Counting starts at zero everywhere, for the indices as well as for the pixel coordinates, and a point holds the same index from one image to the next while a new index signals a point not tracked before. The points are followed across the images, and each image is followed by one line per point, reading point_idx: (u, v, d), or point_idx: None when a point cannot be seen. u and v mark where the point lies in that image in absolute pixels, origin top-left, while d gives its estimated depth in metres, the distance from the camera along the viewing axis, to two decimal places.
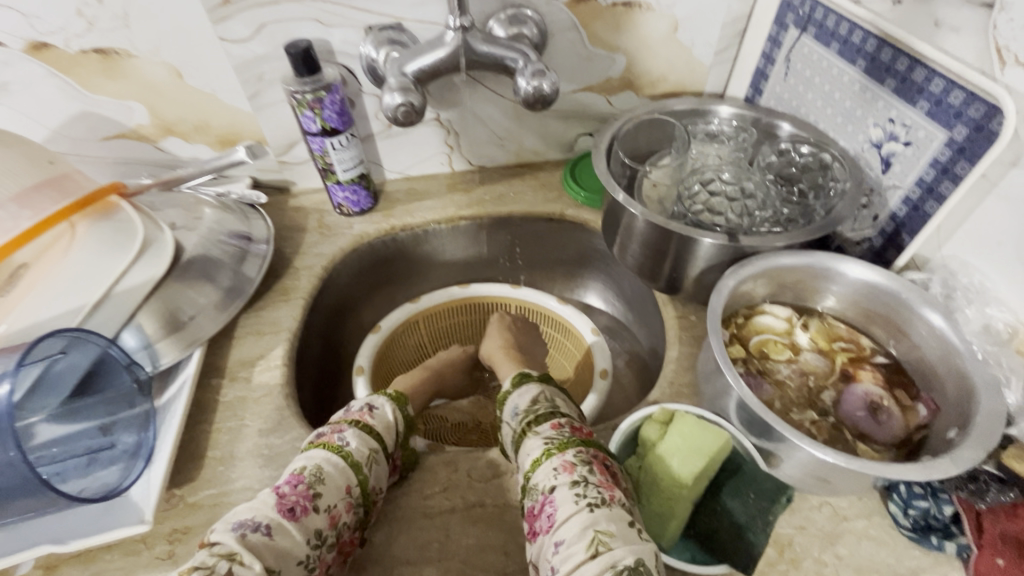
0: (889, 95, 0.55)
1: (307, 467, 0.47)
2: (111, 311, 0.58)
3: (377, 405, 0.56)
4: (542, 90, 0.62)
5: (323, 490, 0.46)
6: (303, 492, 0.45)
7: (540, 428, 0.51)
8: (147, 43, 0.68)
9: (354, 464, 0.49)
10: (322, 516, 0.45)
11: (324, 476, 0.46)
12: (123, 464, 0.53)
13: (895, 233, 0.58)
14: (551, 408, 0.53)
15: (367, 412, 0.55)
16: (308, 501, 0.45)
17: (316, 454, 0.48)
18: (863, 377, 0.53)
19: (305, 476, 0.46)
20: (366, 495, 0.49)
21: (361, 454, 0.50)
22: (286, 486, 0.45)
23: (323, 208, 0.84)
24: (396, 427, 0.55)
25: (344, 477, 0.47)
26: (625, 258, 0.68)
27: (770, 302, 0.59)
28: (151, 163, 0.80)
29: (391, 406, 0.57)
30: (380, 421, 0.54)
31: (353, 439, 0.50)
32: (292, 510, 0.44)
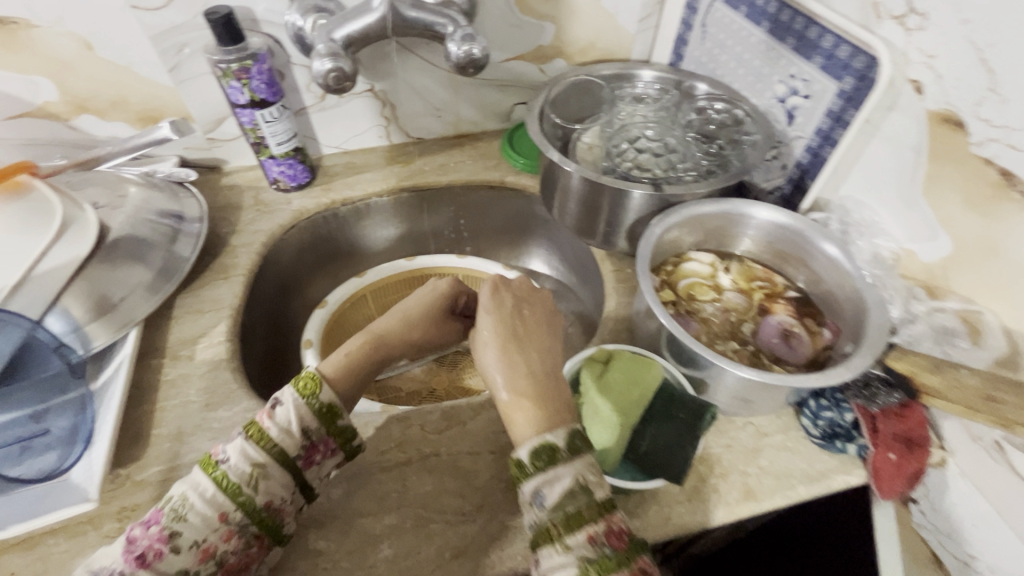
0: (789, 52, 0.61)
1: (172, 500, 0.44)
2: (33, 293, 0.55)
3: (285, 399, 0.47)
4: (473, 54, 0.64)
5: (181, 528, 0.42)
6: (157, 534, 0.42)
7: (573, 539, 0.40)
8: (49, 12, 0.64)
9: (229, 489, 0.44)
10: (188, 555, 0.42)
11: (184, 512, 0.43)
12: (59, 449, 0.51)
13: (800, 179, 0.64)
14: (590, 503, 0.42)
15: (266, 413, 0.47)
16: (162, 544, 0.42)
17: (191, 477, 0.45)
18: (777, 310, 0.59)
19: (162, 515, 0.43)
20: (255, 514, 0.44)
21: (241, 475, 0.44)
22: (140, 529, 0.43)
23: (259, 185, 0.82)
24: (302, 428, 0.46)
25: (213, 506, 0.43)
26: (564, 217, 0.71)
27: (695, 250, 0.64)
28: (64, 143, 0.75)
29: (297, 402, 0.47)
30: (280, 423, 0.46)
31: (234, 454, 0.45)
32: (142, 557, 0.41)
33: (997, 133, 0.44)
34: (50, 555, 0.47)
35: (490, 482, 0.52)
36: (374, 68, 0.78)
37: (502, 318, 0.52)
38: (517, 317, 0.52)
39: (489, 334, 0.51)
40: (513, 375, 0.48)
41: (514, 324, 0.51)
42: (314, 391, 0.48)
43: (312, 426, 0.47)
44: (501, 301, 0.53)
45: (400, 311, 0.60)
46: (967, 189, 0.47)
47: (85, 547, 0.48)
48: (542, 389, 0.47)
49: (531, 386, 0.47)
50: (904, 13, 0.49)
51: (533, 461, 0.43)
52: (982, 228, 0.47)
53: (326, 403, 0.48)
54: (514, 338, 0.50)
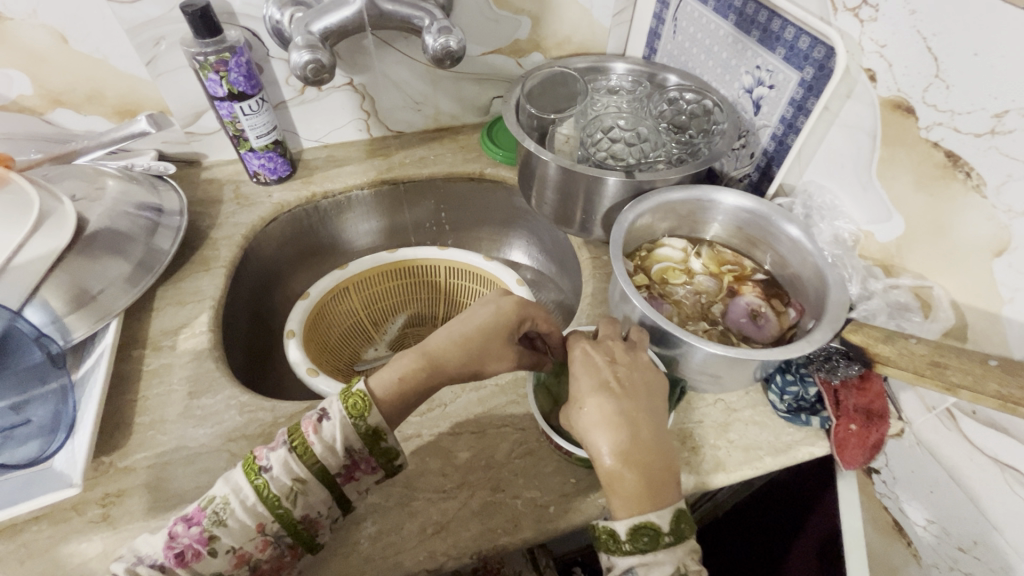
0: (755, 44, 0.63)
1: (214, 500, 0.45)
2: (12, 285, 0.55)
3: (334, 414, 0.47)
4: (450, 46, 0.65)
5: (219, 533, 0.44)
6: (197, 536, 0.43)
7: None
8: (22, 5, 0.63)
9: (269, 498, 0.44)
10: (226, 557, 0.44)
11: (224, 517, 0.44)
12: (40, 438, 0.52)
13: (767, 166, 0.67)
14: None
15: (314, 425, 0.46)
16: (202, 545, 0.43)
17: (232, 479, 0.45)
18: (746, 291, 0.62)
19: (204, 516, 0.44)
20: (291, 525, 0.45)
21: (280, 488, 0.44)
22: (182, 525, 0.44)
23: (239, 179, 0.82)
24: (343, 449, 0.46)
25: (252, 516, 0.44)
26: (542, 206, 0.73)
27: (668, 236, 0.66)
28: (39, 138, 0.75)
29: (343, 423, 0.46)
30: (325, 442, 0.46)
31: (277, 464, 0.45)
32: (181, 556, 0.43)
33: (942, 117, 0.47)
34: (35, 541, 0.48)
35: (471, 461, 0.54)
36: (352, 61, 0.78)
37: (601, 380, 0.48)
38: (615, 375, 0.49)
39: (586, 396, 0.48)
40: (618, 444, 0.45)
41: (611, 384, 0.48)
42: (363, 413, 0.47)
43: (355, 445, 0.47)
44: (594, 362, 0.50)
45: (459, 331, 0.53)
46: (918, 171, 0.50)
47: (70, 532, 0.48)
48: (646, 461, 0.45)
49: (636, 457, 0.45)
50: (857, 6, 0.51)
51: (631, 536, 0.43)
52: (931, 208, 0.50)
53: (373, 426, 0.47)
54: (619, 402, 0.47)
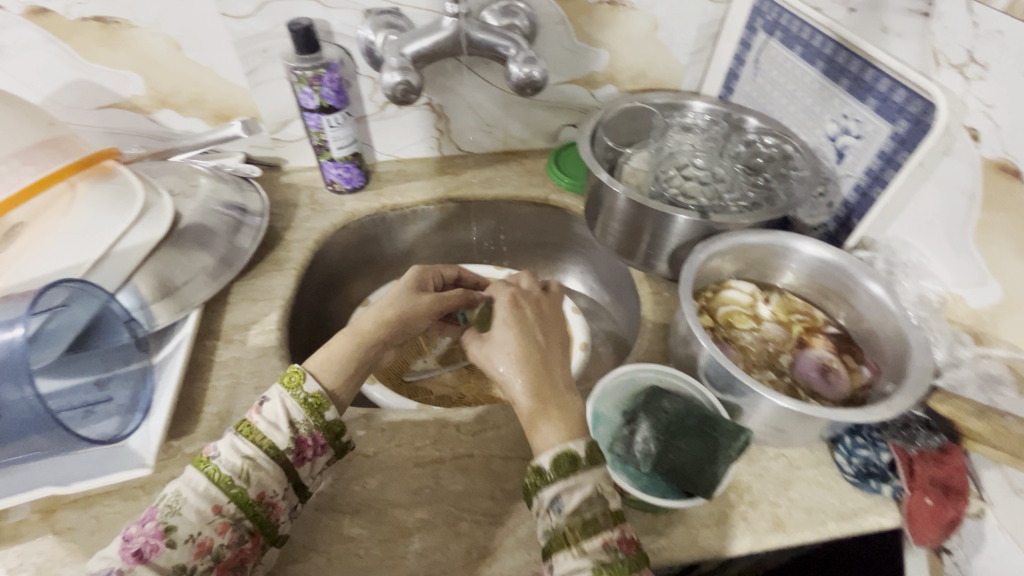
0: (843, 93, 0.62)
1: (165, 498, 0.45)
2: (111, 269, 0.59)
3: (271, 397, 0.50)
4: (533, 76, 0.67)
5: (176, 523, 0.43)
6: (152, 531, 0.43)
7: (587, 546, 0.42)
8: (148, 15, 0.69)
9: (222, 482, 0.46)
10: (185, 549, 0.43)
11: (178, 506, 0.44)
12: (119, 417, 0.55)
13: (847, 218, 0.64)
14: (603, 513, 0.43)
15: (256, 409, 0.50)
16: (158, 540, 0.42)
17: (182, 477, 0.46)
18: (816, 344, 0.59)
19: (156, 512, 0.44)
20: (248, 506, 0.46)
21: (232, 468, 0.46)
22: (136, 527, 0.43)
23: (315, 186, 0.86)
24: (288, 421, 0.49)
25: (205, 500, 0.45)
26: (606, 237, 0.73)
27: (735, 279, 0.65)
28: (144, 134, 0.81)
29: (285, 399, 0.50)
30: (268, 416, 0.49)
31: (225, 450, 0.47)
32: (138, 554, 0.42)
33: None
34: (105, 514, 0.50)
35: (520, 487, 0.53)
36: (435, 83, 0.82)
37: (527, 333, 0.53)
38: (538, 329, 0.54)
39: (512, 346, 0.51)
40: (530, 382, 0.49)
41: (535, 334, 0.53)
42: (299, 384, 0.51)
43: (298, 418, 0.50)
44: (524, 312, 0.56)
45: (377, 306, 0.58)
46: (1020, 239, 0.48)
47: (137, 510, 0.50)
48: (561, 399, 0.49)
49: (552, 394, 0.49)
50: (963, 63, 0.50)
51: (554, 470, 0.44)
52: None
53: (311, 395, 0.50)
54: (533, 344, 0.52)
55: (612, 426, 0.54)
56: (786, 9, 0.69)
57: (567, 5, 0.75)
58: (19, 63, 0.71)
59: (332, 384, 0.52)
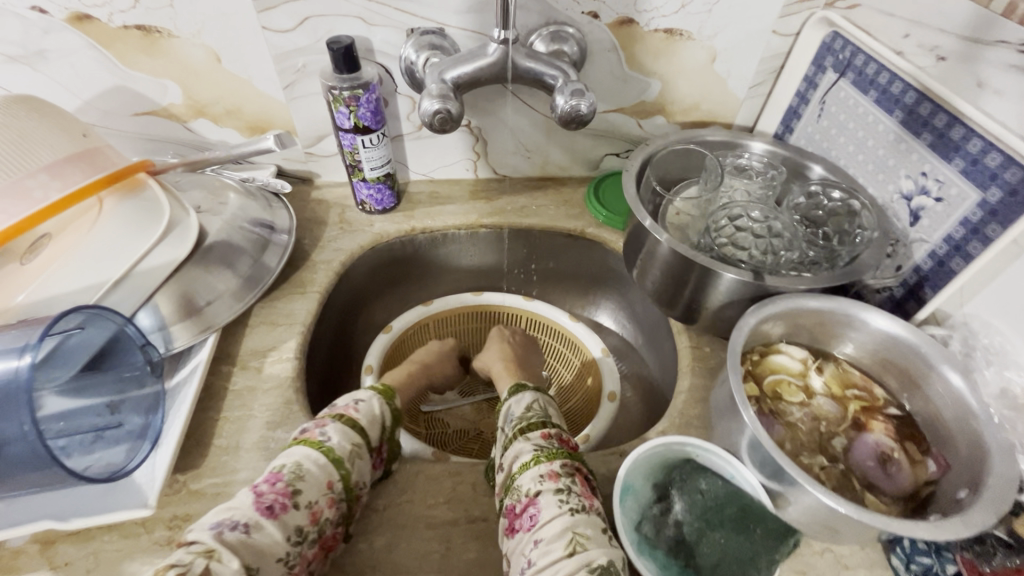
0: (924, 148, 0.56)
1: (286, 466, 0.48)
2: (132, 290, 0.57)
3: (362, 400, 0.57)
4: (579, 109, 0.62)
5: (302, 487, 0.46)
6: (282, 489, 0.46)
7: (530, 435, 0.53)
8: (189, 25, 0.68)
9: (336, 460, 0.49)
10: (303, 513, 0.45)
11: (303, 473, 0.47)
12: (128, 445, 0.53)
13: (917, 285, 0.58)
14: (543, 417, 0.55)
15: (352, 407, 0.55)
16: (287, 499, 0.45)
17: (297, 452, 0.49)
18: (875, 427, 0.53)
19: (283, 475, 0.47)
20: (349, 490, 0.49)
21: (343, 449, 0.50)
22: (264, 484, 0.46)
23: (345, 203, 0.84)
24: (380, 422, 0.56)
25: (323, 473, 0.48)
26: (644, 281, 0.68)
27: (786, 343, 0.59)
28: (179, 142, 0.80)
29: (377, 403, 0.58)
30: (364, 414, 0.55)
31: (335, 435, 0.51)
32: (270, 508, 0.44)
33: None
34: (102, 552, 0.48)
35: None
36: (476, 105, 0.78)
37: (502, 335, 0.81)
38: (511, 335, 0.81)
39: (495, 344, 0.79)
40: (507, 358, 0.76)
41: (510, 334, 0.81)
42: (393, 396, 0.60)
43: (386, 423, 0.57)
44: (502, 330, 0.81)
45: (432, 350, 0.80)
46: None
47: (136, 550, 0.48)
48: (525, 366, 0.75)
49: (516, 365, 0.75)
50: None
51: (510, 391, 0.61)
52: None
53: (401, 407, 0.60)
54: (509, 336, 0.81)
55: (641, 500, 0.49)
56: (862, 49, 0.64)
57: (620, 32, 0.70)
58: (61, 66, 0.70)
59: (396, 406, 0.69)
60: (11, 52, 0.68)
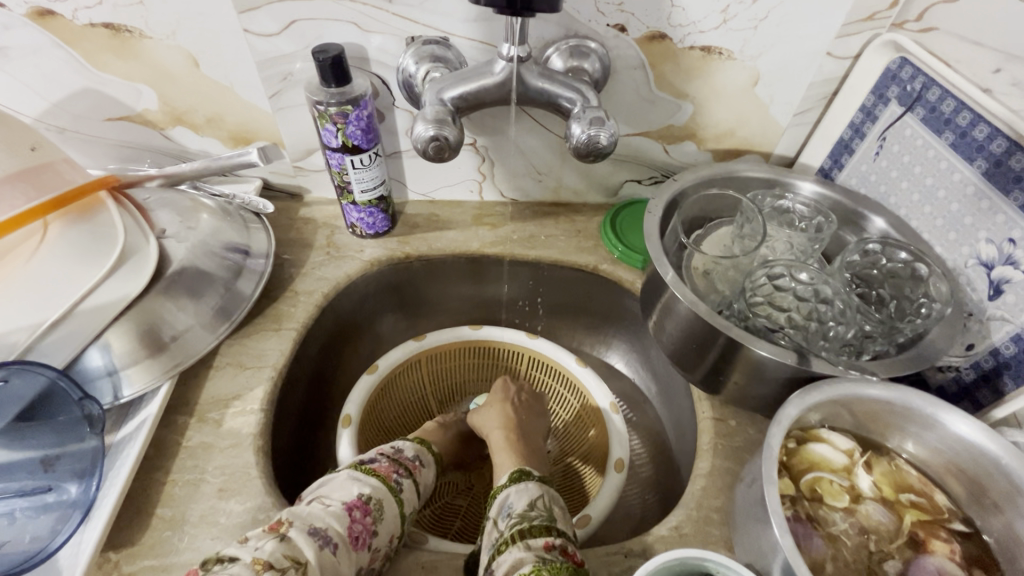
0: (1013, 210, 0.47)
1: (372, 499, 0.49)
2: (75, 329, 0.51)
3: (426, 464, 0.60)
4: (598, 140, 0.54)
5: (380, 529, 0.48)
6: (368, 525, 0.47)
7: (530, 542, 0.44)
8: (162, 25, 0.60)
9: (402, 513, 0.52)
10: (368, 554, 0.46)
11: (383, 514, 0.49)
12: (58, 514, 0.46)
13: (993, 371, 0.49)
14: (548, 521, 0.47)
15: (416, 467, 0.58)
16: (369, 536, 0.47)
17: (376, 488, 0.51)
18: (936, 547, 0.44)
19: (370, 508, 0.49)
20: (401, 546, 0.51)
21: (410, 505, 0.54)
22: (357, 511, 0.47)
23: (335, 224, 0.76)
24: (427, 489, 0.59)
25: (396, 521, 0.50)
26: (661, 337, 0.59)
27: (829, 429, 0.50)
28: (157, 151, 0.73)
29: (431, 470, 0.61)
30: (423, 478, 0.58)
31: (406, 488, 0.54)
32: (356, 539, 0.46)
33: None
34: None
35: None
36: (482, 123, 0.69)
37: (504, 393, 0.70)
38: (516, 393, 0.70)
39: (494, 402, 0.69)
40: (504, 425, 0.65)
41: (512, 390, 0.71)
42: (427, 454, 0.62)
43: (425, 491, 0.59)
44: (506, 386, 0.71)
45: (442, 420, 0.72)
46: None
47: None
48: (524, 438, 0.64)
49: (516, 438, 0.64)
50: None
51: (511, 479, 0.53)
52: None
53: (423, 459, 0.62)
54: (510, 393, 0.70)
55: None
56: (937, 81, 0.54)
57: (649, 48, 0.61)
58: (25, 65, 0.64)
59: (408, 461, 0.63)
60: None
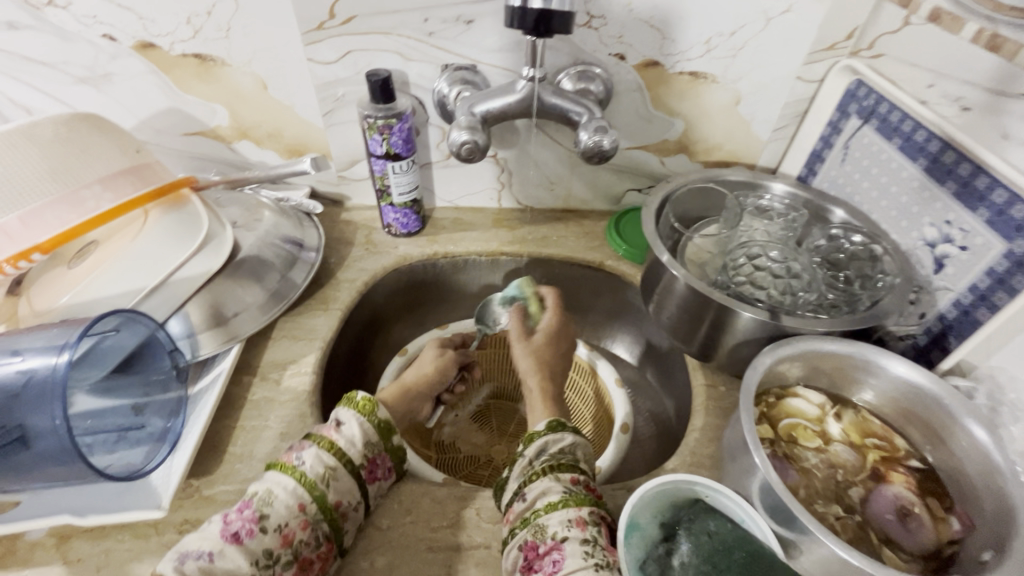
0: (948, 197, 0.56)
1: (258, 492, 0.48)
2: (166, 297, 0.61)
3: (343, 421, 0.54)
4: (602, 145, 0.65)
5: (270, 512, 0.47)
6: (250, 516, 0.46)
7: (559, 475, 0.52)
8: (241, 55, 0.73)
9: (307, 483, 0.49)
10: (272, 536, 0.46)
11: (271, 499, 0.47)
12: (148, 446, 0.55)
13: (941, 334, 0.57)
14: (574, 460, 0.54)
15: (333, 428, 0.53)
16: (253, 524, 0.46)
17: (269, 477, 0.50)
18: (895, 479, 0.52)
19: (252, 501, 0.47)
20: (327, 510, 0.49)
21: (315, 473, 0.50)
22: (233, 513, 0.47)
23: (373, 226, 0.87)
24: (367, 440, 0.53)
25: (293, 497, 0.48)
26: (660, 317, 0.68)
27: (804, 386, 0.58)
28: (223, 162, 0.86)
29: (358, 422, 0.54)
30: (344, 438, 0.53)
31: (309, 458, 0.50)
32: (235, 535, 0.45)
33: None
34: (115, 550, 0.49)
35: None
36: (503, 138, 0.81)
37: (535, 355, 0.70)
38: (540, 352, 0.71)
39: (527, 368, 0.70)
40: (538, 370, 0.69)
41: (539, 352, 0.71)
42: (372, 411, 0.55)
43: (374, 440, 0.54)
44: (534, 344, 0.71)
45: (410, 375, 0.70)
46: None
47: (145, 552, 0.49)
48: (557, 397, 0.66)
49: (548, 386, 0.67)
50: None
51: (545, 428, 0.58)
52: None
53: (384, 419, 0.55)
54: (538, 354, 0.71)
55: (648, 538, 0.48)
56: (886, 96, 0.64)
57: (645, 73, 0.73)
58: (124, 89, 0.76)
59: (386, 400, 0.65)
60: (80, 74, 0.75)
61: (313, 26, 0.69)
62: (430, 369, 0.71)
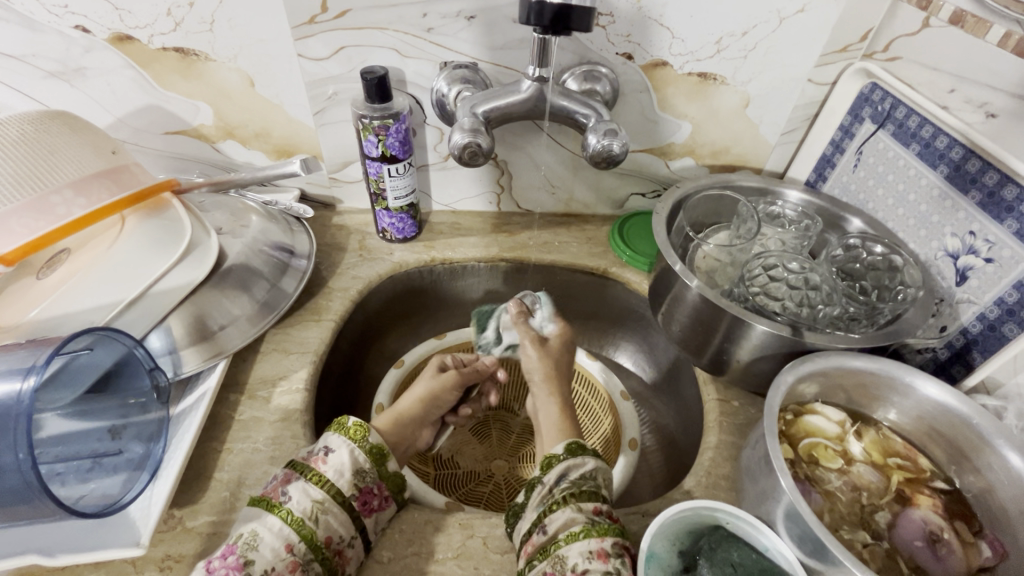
0: (972, 206, 0.55)
1: (242, 534, 0.45)
2: (144, 313, 0.56)
3: (334, 447, 0.51)
4: (612, 149, 0.62)
5: (255, 557, 0.44)
6: (233, 563, 0.43)
7: (581, 505, 0.49)
8: (226, 50, 0.68)
9: (294, 521, 0.46)
10: None
11: (256, 542, 0.44)
12: (126, 474, 0.50)
13: (964, 348, 0.57)
14: (596, 488, 0.51)
15: (322, 458, 0.50)
16: (236, 572, 0.43)
17: (253, 516, 0.46)
18: (921, 502, 0.50)
19: (237, 546, 0.44)
20: (317, 549, 0.46)
21: (303, 510, 0.46)
22: (216, 559, 0.43)
23: (366, 230, 0.83)
24: (358, 466, 0.51)
25: (280, 538, 0.45)
26: (670, 328, 0.65)
27: (822, 402, 0.55)
28: (206, 163, 0.81)
29: (352, 449, 0.51)
30: (333, 468, 0.49)
31: (296, 493, 0.47)
32: None
33: None
34: None
35: None
36: (504, 140, 0.77)
37: (547, 365, 0.71)
38: (555, 363, 0.72)
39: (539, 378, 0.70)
40: (546, 373, 0.70)
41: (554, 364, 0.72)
42: (365, 435, 0.52)
43: (366, 467, 0.51)
44: (548, 351, 0.73)
45: (418, 393, 0.67)
46: None
47: None
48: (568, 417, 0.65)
49: (560, 398, 0.68)
50: None
51: (566, 451, 0.55)
52: None
53: (377, 445, 0.52)
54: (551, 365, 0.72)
55: (668, 567, 0.45)
56: (903, 100, 0.62)
57: (653, 73, 0.69)
58: (98, 84, 0.71)
59: (382, 425, 0.61)
60: (51, 67, 0.70)
61: (303, 20, 0.65)
62: (424, 393, 0.67)
